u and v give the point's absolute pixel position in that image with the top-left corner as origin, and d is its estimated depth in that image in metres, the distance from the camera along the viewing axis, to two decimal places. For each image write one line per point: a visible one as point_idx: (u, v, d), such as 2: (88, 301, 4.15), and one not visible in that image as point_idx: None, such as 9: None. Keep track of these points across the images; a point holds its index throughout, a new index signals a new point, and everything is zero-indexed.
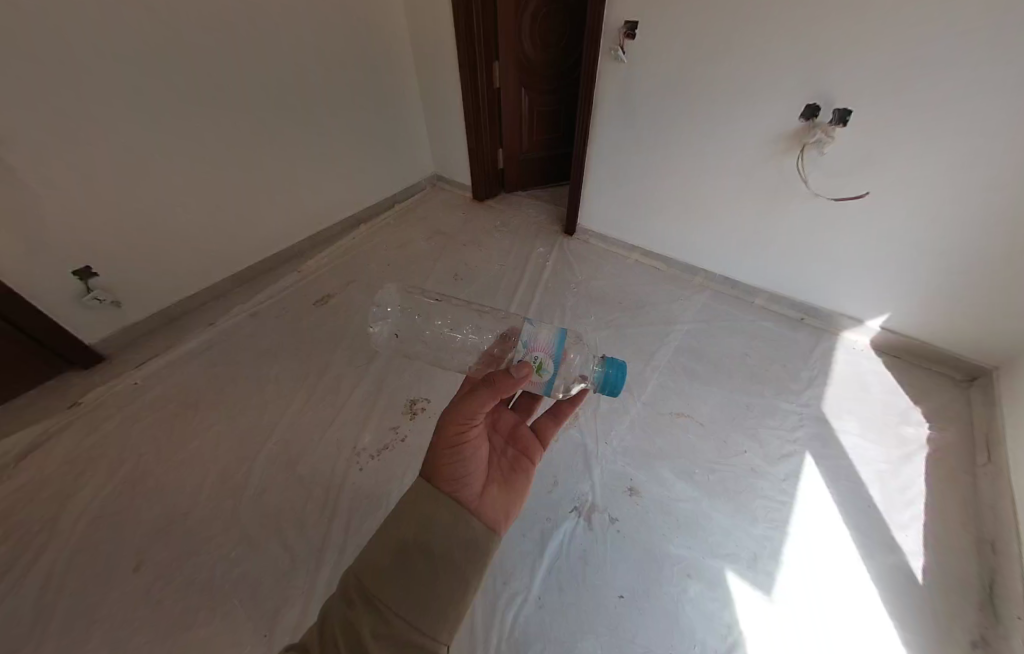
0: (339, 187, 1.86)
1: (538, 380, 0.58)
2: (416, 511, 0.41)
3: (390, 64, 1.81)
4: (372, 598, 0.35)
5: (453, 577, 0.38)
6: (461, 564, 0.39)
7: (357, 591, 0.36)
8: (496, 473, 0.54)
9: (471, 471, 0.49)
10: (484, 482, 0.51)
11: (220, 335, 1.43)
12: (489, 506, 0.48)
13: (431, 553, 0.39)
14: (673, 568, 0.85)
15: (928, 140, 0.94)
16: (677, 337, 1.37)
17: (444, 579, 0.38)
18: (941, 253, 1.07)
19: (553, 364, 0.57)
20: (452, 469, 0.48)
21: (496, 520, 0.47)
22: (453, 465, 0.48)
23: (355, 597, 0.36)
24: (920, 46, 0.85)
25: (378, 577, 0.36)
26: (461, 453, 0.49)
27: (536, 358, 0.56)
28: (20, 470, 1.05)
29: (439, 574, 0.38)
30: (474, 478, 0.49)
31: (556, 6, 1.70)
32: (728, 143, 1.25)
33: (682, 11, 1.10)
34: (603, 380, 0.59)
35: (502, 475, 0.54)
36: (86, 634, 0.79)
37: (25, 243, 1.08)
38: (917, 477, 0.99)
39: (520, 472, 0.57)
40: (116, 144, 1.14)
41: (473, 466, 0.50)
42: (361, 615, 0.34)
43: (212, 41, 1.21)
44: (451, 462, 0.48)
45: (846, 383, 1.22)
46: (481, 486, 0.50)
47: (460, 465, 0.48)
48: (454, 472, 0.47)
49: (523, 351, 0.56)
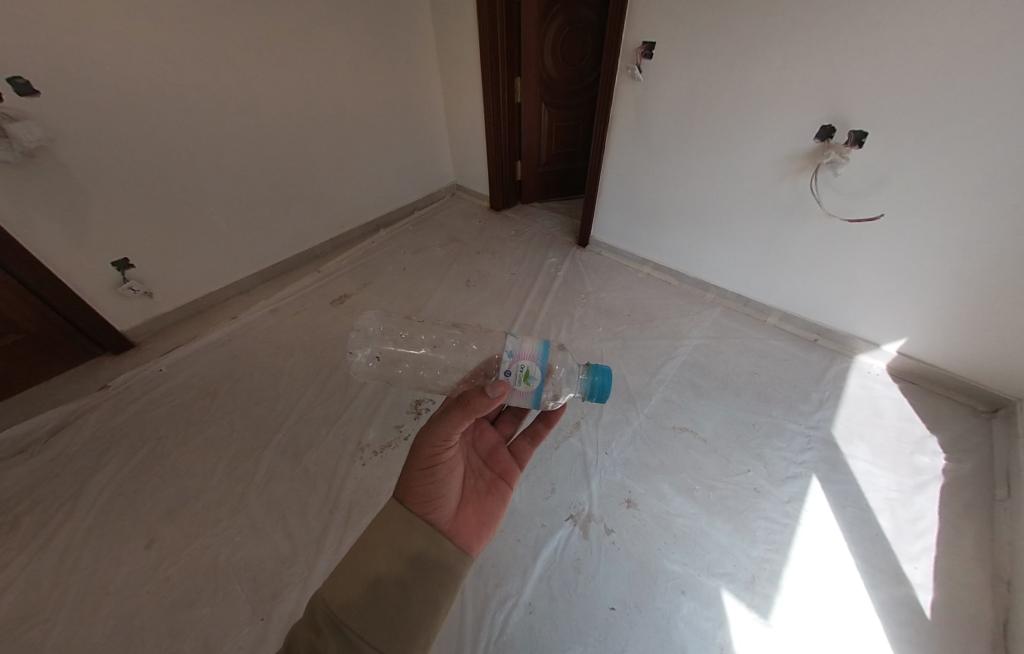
0: (363, 193, 1.94)
1: (522, 389, 0.57)
2: (391, 538, 0.45)
3: (417, 78, 1.90)
4: (342, 624, 0.37)
5: (421, 602, 0.42)
6: (429, 586, 0.43)
7: (326, 617, 0.38)
8: (472, 496, 0.57)
9: (444, 493, 0.52)
10: (457, 505, 0.54)
11: (242, 328, 1.49)
12: (460, 529, 0.52)
13: (404, 579, 0.43)
14: (666, 582, 0.84)
15: (945, 163, 0.94)
16: (684, 352, 1.36)
17: (413, 603, 0.41)
18: (961, 278, 1.05)
19: (540, 371, 0.56)
20: (426, 491, 0.51)
21: (467, 542, 0.51)
22: (426, 487, 0.51)
23: (323, 624, 0.37)
24: (934, 70, 0.86)
25: (351, 602, 0.39)
26: (436, 475, 0.52)
27: (522, 366, 0.55)
28: (50, 445, 1.12)
29: (409, 600, 0.41)
30: (448, 500, 0.52)
31: (578, 26, 1.76)
32: (742, 162, 1.26)
33: (697, 34, 1.13)
34: (591, 386, 0.61)
35: (477, 500, 0.57)
36: (97, 605, 0.83)
37: (74, 233, 1.17)
38: (930, 509, 0.96)
39: (495, 495, 0.60)
40: (161, 146, 1.24)
41: (447, 488, 0.53)
42: (330, 640, 0.36)
43: (254, 54, 1.32)
44: (424, 484, 0.51)
45: (858, 408, 1.19)
46: (455, 507, 0.53)
47: (433, 488, 0.51)
48: (427, 493, 0.50)
49: (509, 361, 0.55)
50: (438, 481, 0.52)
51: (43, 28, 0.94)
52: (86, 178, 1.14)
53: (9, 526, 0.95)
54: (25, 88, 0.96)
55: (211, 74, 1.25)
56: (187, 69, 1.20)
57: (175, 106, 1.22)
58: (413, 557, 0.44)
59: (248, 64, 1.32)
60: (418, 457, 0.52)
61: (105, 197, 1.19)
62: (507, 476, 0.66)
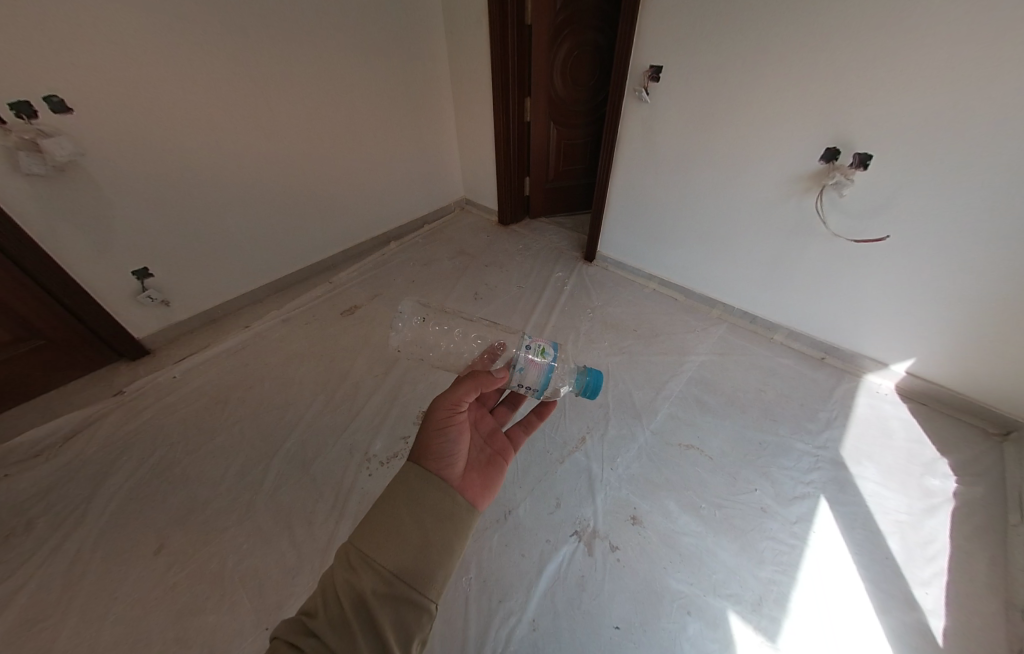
0: (375, 206, 1.99)
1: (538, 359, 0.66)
2: (408, 490, 0.45)
3: (430, 95, 1.96)
4: (374, 561, 0.38)
5: (439, 548, 0.42)
6: (445, 533, 0.44)
7: (358, 557, 0.38)
8: (476, 462, 0.58)
9: (455, 454, 0.54)
10: (465, 466, 0.55)
11: (254, 337, 1.53)
12: (469, 485, 0.53)
13: (423, 525, 0.43)
14: (671, 602, 0.83)
15: (951, 186, 0.95)
16: (690, 368, 1.37)
17: (432, 547, 0.42)
18: (968, 300, 1.05)
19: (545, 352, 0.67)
20: (439, 450, 0.53)
21: (475, 497, 0.52)
22: (440, 446, 0.53)
23: (355, 563, 0.38)
24: (937, 97, 0.88)
25: (380, 544, 0.39)
26: (450, 433, 0.55)
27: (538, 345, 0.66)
28: (64, 449, 1.14)
29: (428, 544, 0.42)
30: (458, 457, 0.54)
31: (587, 49, 1.81)
32: (747, 181, 1.28)
33: (704, 59, 1.17)
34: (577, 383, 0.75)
35: (480, 465, 0.58)
36: (106, 610, 0.84)
37: (98, 243, 1.22)
38: (941, 532, 0.94)
39: (497, 464, 0.60)
40: (184, 161, 1.29)
41: (457, 450, 0.55)
42: (363, 577, 0.37)
43: (275, 75, 1.38)
44: (439, 441, 0.53)
45: (867, 428, 1.18)
46: (463, 466, 0.55)
47: (447, 447, 0.53)
48: (441, 449, 0.53)
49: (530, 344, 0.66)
50: (451, 438, 0.55)
51: (82, 52, 1.00)
52: (112, 190, 1.19)
53: (23, 529, 0.97)
54: (60, 107, 1.00)
55: (235, 94, 1.32)
56: (212, 88, 1.26)
57: (199, 123, 1.27)
58: (431, 507, 0.44)
59: (269, 83, 1.38)
60: (436, 415, 0.55)
61: (130, 209, 1.24)
62: (506, 451, 0.66)
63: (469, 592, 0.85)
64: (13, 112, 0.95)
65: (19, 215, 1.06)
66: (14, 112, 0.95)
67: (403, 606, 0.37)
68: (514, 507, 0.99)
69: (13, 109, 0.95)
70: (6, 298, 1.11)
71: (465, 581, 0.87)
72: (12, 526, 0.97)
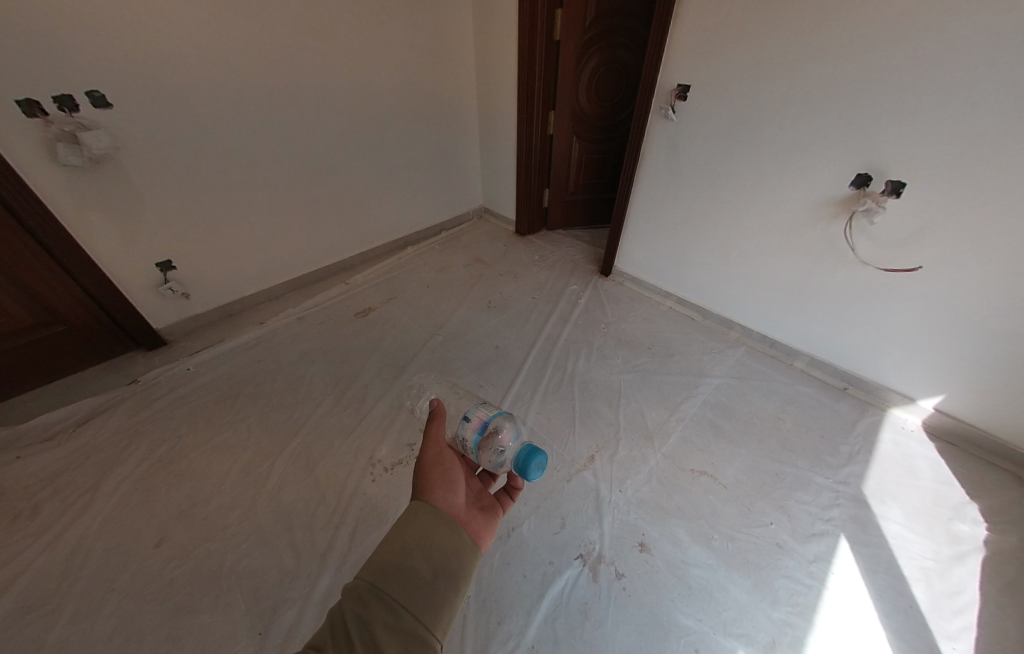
0: (395, 210, 2.01)
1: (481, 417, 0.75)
2: (418, 524, 0.43)
3: (456, 103, 1.98)
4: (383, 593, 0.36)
5: (447, 580, 0.40)
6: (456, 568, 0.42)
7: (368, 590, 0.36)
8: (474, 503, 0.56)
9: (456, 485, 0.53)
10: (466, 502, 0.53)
11: (268, 333, 1.54)
12: (470, 522, 0.50)
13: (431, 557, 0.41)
14: (678, 638, 0.79)
15: (990, 217, 0.91)
16: (705, 391, 1.33)
17: (438, 579, 0.40)
18: (1005, 337, 1.00)
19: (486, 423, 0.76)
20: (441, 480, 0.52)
21: (477, 536, 0.49)
22: (441, 476, 0.53)
23: (365, 596, 0.36)
24: (977, 126, 0.85)
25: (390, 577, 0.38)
26: (447, 466, 0.55)
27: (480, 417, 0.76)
28: (77, 434, 1.16)
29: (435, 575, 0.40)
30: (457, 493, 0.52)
31: (613, 66, 1.82)
32: (773, 203, 1.26)
33: (732, 79, 1.17)
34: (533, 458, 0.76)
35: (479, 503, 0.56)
36: (102, 600, 0.83)
37: (125, 234, 1.25)
38: (971, 583, 0.88)
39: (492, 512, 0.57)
40: (213, 157, 1.32)
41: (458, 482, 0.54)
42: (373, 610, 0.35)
43: (307, 80, 1.42)
44: (437, 474, 0.53)
45: (892, 465, 1.13)
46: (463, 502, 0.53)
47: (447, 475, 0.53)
48: (443, 482, 0.52)
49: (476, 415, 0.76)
50: (449, 469, 0.54)
51: (125, 53, 1.04)
52: (143, 183, 1.22)
53: (29, 512, 0.97)
54: (100, 101, 1.05)
55: (267, 96, 1.35)
56: (245, 88, 1.29)
57: (229, 122, 1.30)
58: (440, 544, 0.42)
59: (300, 89, 1.42)
60: (428, 454, 0.56)
61: (158, 201, 1.27)
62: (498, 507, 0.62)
63: (467, 612, 0.82)
64: (56, 105, 1.00)
65: (53, 201, 1.09)
66: (58, 105, 1.00)
67: (410, 641, 0.34)
68: (518, 525, 0.97)
69: (57, 103, 1.00)
70: (33, 280, 1.14)
71: (463, 600, 0.84)
72: (19, 509, 0.98)
